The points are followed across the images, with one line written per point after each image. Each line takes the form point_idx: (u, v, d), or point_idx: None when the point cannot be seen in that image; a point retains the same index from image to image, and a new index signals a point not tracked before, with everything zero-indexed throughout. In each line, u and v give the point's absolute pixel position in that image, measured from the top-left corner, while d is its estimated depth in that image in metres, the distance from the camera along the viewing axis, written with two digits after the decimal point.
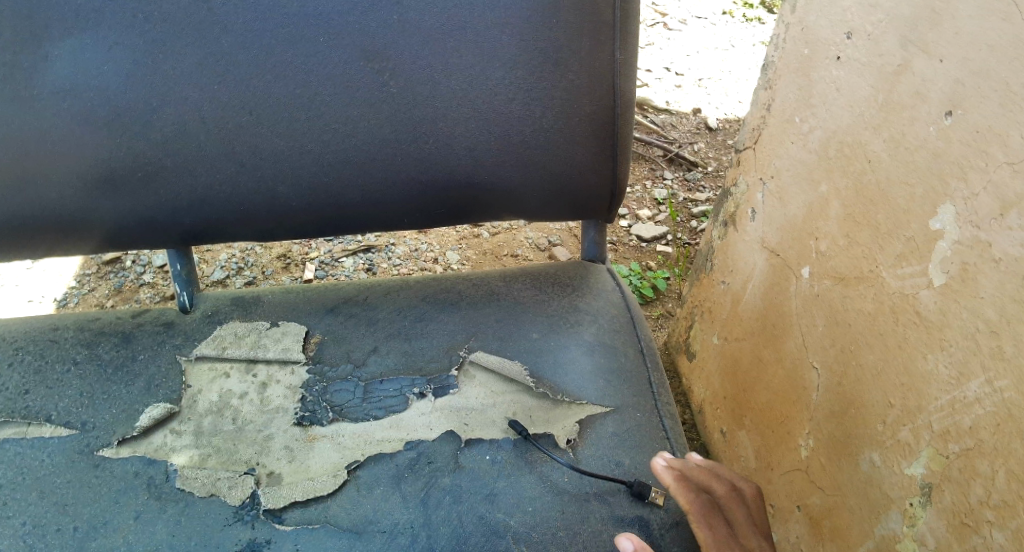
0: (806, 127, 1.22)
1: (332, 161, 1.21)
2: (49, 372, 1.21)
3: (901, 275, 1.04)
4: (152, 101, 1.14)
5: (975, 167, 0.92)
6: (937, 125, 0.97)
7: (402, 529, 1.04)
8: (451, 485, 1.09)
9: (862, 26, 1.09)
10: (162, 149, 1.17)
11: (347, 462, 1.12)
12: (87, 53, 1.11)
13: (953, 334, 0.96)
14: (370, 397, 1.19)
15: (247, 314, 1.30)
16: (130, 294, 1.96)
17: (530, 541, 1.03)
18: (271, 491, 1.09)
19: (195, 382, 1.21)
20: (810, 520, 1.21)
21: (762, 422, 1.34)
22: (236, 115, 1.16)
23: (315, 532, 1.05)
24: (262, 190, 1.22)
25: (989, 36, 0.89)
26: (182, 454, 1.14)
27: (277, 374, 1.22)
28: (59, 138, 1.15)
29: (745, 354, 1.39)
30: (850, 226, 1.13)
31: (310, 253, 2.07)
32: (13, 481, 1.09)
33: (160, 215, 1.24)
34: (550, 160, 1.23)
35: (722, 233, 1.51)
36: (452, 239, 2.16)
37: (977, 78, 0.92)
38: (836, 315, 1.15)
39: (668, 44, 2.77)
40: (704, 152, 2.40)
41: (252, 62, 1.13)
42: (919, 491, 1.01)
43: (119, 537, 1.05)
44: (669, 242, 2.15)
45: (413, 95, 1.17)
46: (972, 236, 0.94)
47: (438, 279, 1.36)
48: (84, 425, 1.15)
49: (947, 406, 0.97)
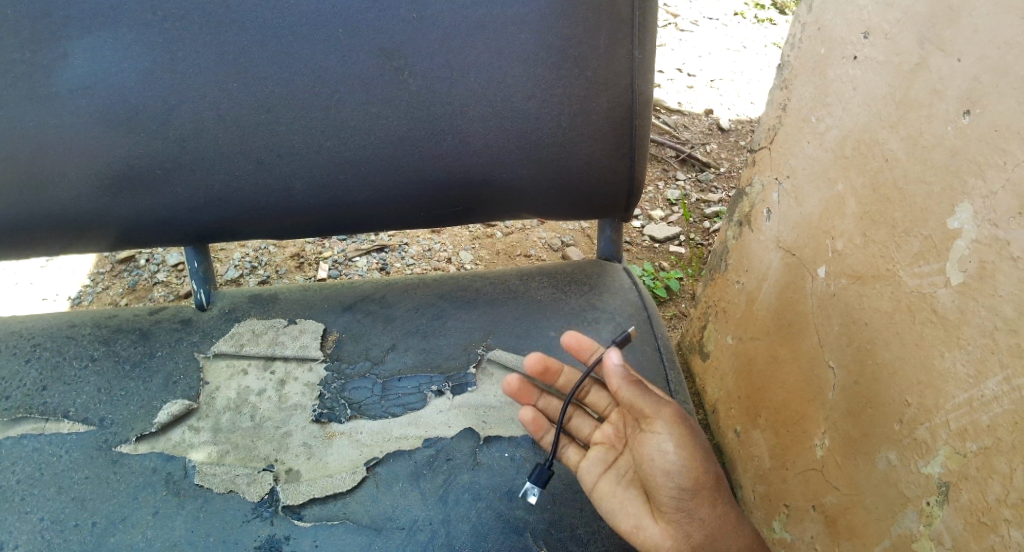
0: (822, 126, 1.22)
1: (350, 158, 1.22)
2: (66, 368, 1.22)
3: (919, 273, 1.04)
4: (171, 98, 1.15)
5: (993, 165, 0.93)
6: (955, 123, 0.98)
7: (422, 526, 1.06)
8: (470, 482, 1.10)
9: (880, 25, 1.10)
10: (179, 145, 1.18)
11: (367, 460, 1.13)
12: (104, 52, 1.11)
13: (970, 332, 0.97)
14: (389, 394, 1.19)
15: (264, 312, 1.30)
16: (144, 293, 1.96)
17: (550, 539, 1.05)
18: (290, 487, 1.10)
19: (213, 379, 1.22)
20: (825, 520, 1.21)
21: (777, 421, 1.34)
22: (257, 113, 1.17)
23: (335, 528, 1.06)
24: (280, 188, 1.24)
25: (1008, 33, 0.90)
26: (200, 450, 1.14)
27: (294, 371, 1.22)
28: (76, 137, 1.16)
29: (760, 353, 1.39)
30: (866, 225, 1.13)
31: (324, 253, 2.07)
32: (30, 476, 1.11)
33: (177, 215, 1.26)
34: (566, 157, 1.24)
35: (737, 233, 1.50)
36: (464, 239, 2.16)
37: (995, 74, 0.92)
38: (852, 314, 1.15)
39: (680, 45, 2.78)
40: (716, 153, 2.40)
41: (271, 59, 1.13)
42: (936, 490, 1.01)
43: (138, 533, 1.06)
44: (683, 242, 2.16)
45: (432, 93, 1.17)
46: (990, 234, 0.94)
47: (456, 278, 1.37)
48: (102, 422, 1.16)
49: (965, 405, 0.97)
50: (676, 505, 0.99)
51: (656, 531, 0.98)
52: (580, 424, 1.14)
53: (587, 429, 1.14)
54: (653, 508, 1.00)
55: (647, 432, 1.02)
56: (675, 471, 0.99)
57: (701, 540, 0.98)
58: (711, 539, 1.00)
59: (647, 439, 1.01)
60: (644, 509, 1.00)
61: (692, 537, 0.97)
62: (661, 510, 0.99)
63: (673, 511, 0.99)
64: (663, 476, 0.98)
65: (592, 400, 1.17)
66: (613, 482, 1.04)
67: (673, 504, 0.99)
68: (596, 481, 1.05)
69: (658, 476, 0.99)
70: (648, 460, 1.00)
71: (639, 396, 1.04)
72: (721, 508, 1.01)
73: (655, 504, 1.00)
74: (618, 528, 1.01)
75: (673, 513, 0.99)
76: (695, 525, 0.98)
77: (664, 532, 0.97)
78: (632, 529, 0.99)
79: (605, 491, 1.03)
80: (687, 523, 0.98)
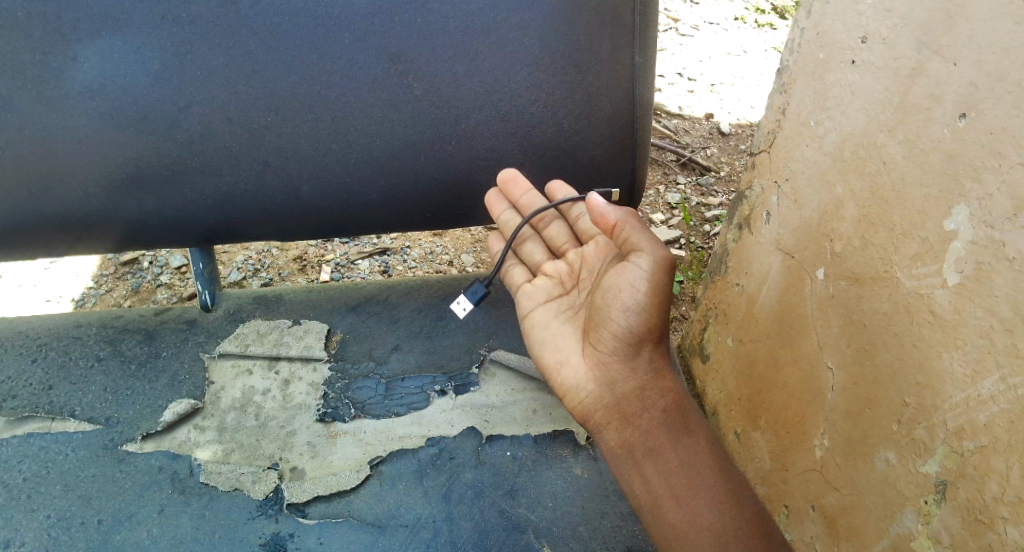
0: (821, 130, 1.22)
1: (357, 160, 1.24)
2: (73, 368, 1.30)
3: (917, 275, 1.04)
4: (179, 101, 1.18)
5: (989, 168, 0.94)
6: (951, 127, 0.99)
7: (425, 523, 1.15)
8: (472, 480, 1.20)
9: (877, 30, 1.10)
10: (188, 147, 1.21)
11: (371, 458, 1.21)
12: (116, 53, 1.15)
13: (967, 333, 0.97)
14: (392, 393, 1.29)
15: (270, 313, 1.38)
16: (147, 295, 1.97)
17: (551, 534, 1.14)
18: (294, 486, 1.18)
19: (218, 379, 1.30)
20: (825, 521, 1.21)
21: (778, 421, 1.34)
22: (266, 114, 1.20)
23: (339, 525, 1.14)
24: (289, 190, 1.26)
25: (1004, 39, 0.91)
26: (206, 449, 1.22)
27: (299, 371, 1.31)
28: (89, 138, 1.19)
29: (761, 354, 1.38)
30: (864, 227, 1.13)
31: (327, 256, 2.08)
32: (37, 474, 1.18)
33: (184, 217, 1.28)
34: (569, 159, 1.29)
35: (736, 236, 1.47)
36: (466, 243, 2.15)
37: (991, 79, 0.93)
38: (852, 316, 1.15)
39: (681, 50, 2.80)
40: (716, 157, 2.42)
41: (278, 64, 1.17)
42: (934, 488, 1.01)
43: (144, 530, 1.13)
44: (683, 246, 2.17)
45: (439, 96, 1.21)
46: (986, 235, 0.95)
47: (458, 278, 1.47)
48: (108, 421, 1.24)
49: (962, 404, 0.98)
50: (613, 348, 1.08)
51: (581, 367, 1.09)
52: (531, 251, 1.29)
53: (538, 255, 1.28)
54: (591, 344, 1.10)
55: (626, 264, 1.09)
56: (631, 315, 1.06)
57: (625, 391, 1.07)
58: (642, 390, 1.07)
59: (622, 270, 1.09)
60: (576, 347, 1.11)
61: (617, 385, 1.07)
62: (595, 347, 1.09)
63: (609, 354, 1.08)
64: (619, 313, 1.06)
65: (550, 234, 1.28)
66: (546, 314, 1.18)
67: (613, 349, 1.07)
68: (534, 310, 1.19)
69: (614, 313, 1.07)
70: (612, 290, 1.09)
71: (630, 232, 1.10)
72: (658, 366, 1.09)
73: (597, 340, 1.09)
74: (543, 360, 1.13)
75: (610, 360, 1.08)
76: (626, 375, 1.07)
77: (591, 371, 1.08)
78: (557, 364, 1.11)
79: (540, 321, 1.17)
80: (618, 371, 1.07)
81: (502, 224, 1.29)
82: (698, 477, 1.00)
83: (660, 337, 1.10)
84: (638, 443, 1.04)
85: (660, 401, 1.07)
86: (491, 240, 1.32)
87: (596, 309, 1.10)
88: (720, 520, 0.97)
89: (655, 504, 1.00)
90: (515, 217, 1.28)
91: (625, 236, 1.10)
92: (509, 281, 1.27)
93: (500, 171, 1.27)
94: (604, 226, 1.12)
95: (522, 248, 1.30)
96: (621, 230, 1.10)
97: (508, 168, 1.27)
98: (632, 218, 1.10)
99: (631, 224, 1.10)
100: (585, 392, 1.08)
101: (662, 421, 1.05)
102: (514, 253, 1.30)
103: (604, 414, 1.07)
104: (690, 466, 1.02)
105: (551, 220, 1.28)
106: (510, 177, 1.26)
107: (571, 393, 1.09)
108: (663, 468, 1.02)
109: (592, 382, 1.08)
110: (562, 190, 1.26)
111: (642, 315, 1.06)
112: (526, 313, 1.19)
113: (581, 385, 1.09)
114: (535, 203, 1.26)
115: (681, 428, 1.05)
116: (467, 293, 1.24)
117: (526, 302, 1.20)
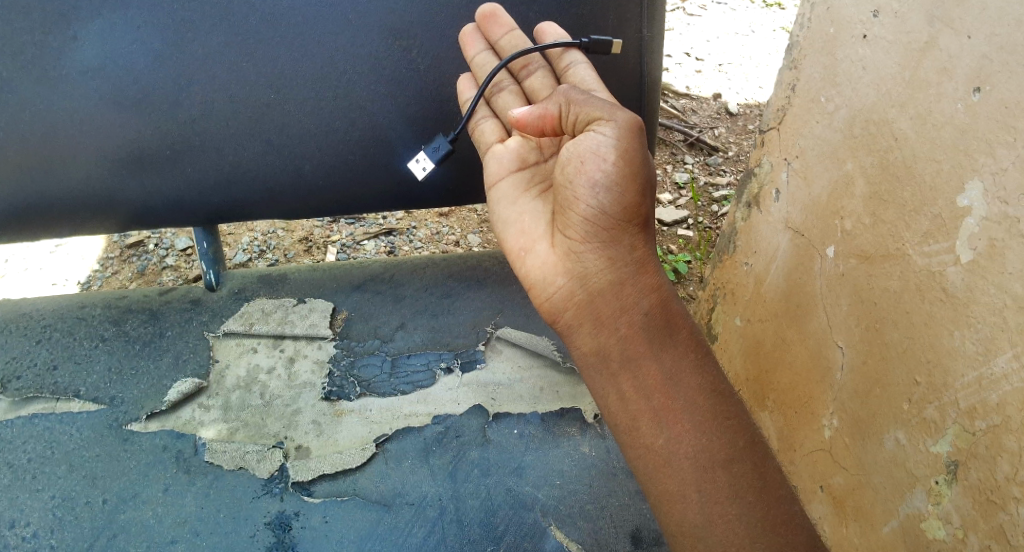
0: (831, 106, 1.18)
1: (361, 137, 1.28)
2: (77, 348, 1.30)
3: (927, 253, 1.01)
4: (182, 78, 1.20)
5: (1003, 143, 0.90)
6: (964, 101, 0.95)
7: (431, 501, 1.15)
8: (479, 458, 1.20)
9: (888, 3, 1.06)
10: (191, 127, 1.23)
11: (375, 436, 1.22)
12: (115, 33, 1.17)
13: (979, 311, 0.94)
14: (397, 371, 1.30)
15: (274, 291, 1.39)
16: (153, 277, 1.97)
17: (558, 512, 1.14)
18: (300, 463, 1.18)
19: (224, 357, 1.30)
20: (833, 501, 1.21)
21: (783, 404, 1.33)
22: (266, 93, 1.23)
23: (345, 503, 1.14)
24: (291, 168, 1.28)
25: (1019, 11, 0.87)
26: (211, 428, 1.22)
27: (304, 349, 1.32)
28: (87, 117, 1.20)
29: (768, 337, 1.36)
30: (875, 204, 1.10)
31: (332, 236, 2.08)
32: (42, 454, 1.18)
33: (188, 194, 1.28)
34: None
35: (744, 215, 1.44)
36: (472, 223, 2.14)
37: (1005, 53, 0.89)
38: (862, 295, 1.12)
39: (689, 29, 2.77)
40: (724, 136, 2.41)
41: (281, 40, 1.21)
42: (945, 469, 0.99)
43: (149, 509, 1.13)
44: (690, 227, 2.16)
45: (440, 72, 1.26)
46: (999, 211, 0.91)
47: (464, 256, 1.47)
48: (113, 400, 1.24)
49: (973, 384, 0.95)
50: (583, 235, 0.96)
51: (548, 257, 0.98)
52: (505, 103, 1.19)
53: (512, 107, 1.18)
54: (559, 230, 0.98)
55: (590, 132, 0.96)
56: (599, 192, 0.94)
57: (599, 287, 0.94)
58: (618, 286, 0.94)
59: (585, 138, 0.96)
60: (544, 233, 1.00)
61: (589, 278, 0.95)
62: (564, 234, 0.97)
63: (579, 240, 0.96)
64: (586, 191, 0.94)
65: (531, 84, 1.20)
66: (513, 185, 1.09)
67: (582, 234, 0.95)
68: (502, 178, 1.10)
69: (580, 190, 0.95)
70: (574, 162, 0.96)
71: (588, 102, 0.98)
72: (641, 257, 0.96)
73: (565, 224, 0.97)
74: (509, 244, 1.03)
75: (582, 249, 0.95)
76: (601, 267, 0.95)
77: (559, 262, 0.97)
78: (523, 250, 1.01)
79: (506, 195, 1.08)
80: (591, 261, 0.95)
81: (476, 65, 1.20)
82: (683, 392, 0.91)
83: (645, 218, 0.97)
84: (614, 350, 0.93)
85: (640, 302, 0.94)
86: (461, 82, 1.21)
87: (560, 188, 0.98)
88: (707, 445, 0.89)
89: (633, 423, 0.91)
90: (491, 58, 1.20)
91: (574, 114, 1.00)
92: (480, 135, 1.19)
93: (481, 7, 1.20)
94: (548, 125, 1.03)
95: (497, 100, 1.20)
96: (573, 106, 1.00)
97: (488, 4, 1.20)
98: (574, 98, 1.00)
99: (584, 99, 0.99)
100: (553, 286, 0.97)
101: (642, 324, 0.93)
102: (487, 103, 1.21)
103: (575, 314, 0.96)
104: (673, 378, 0.91)
105: (535, 67, 1.20)
106: (489, 12, 1.19)
107: (538, 286, 0.98)
108: (641, 381, 0.92)
109: (562, 274, 0.96)
110: (552, 32, 1.19)
111: (613, 192, 0.94)
112: (493, 179, 1.11)
113: (548, 278, 0.97)
114: (515, 43, 1.18)
115: (666, 334, 0.93)
116: (428, 153, 1.22)
117: (494, 165, 1.11)
